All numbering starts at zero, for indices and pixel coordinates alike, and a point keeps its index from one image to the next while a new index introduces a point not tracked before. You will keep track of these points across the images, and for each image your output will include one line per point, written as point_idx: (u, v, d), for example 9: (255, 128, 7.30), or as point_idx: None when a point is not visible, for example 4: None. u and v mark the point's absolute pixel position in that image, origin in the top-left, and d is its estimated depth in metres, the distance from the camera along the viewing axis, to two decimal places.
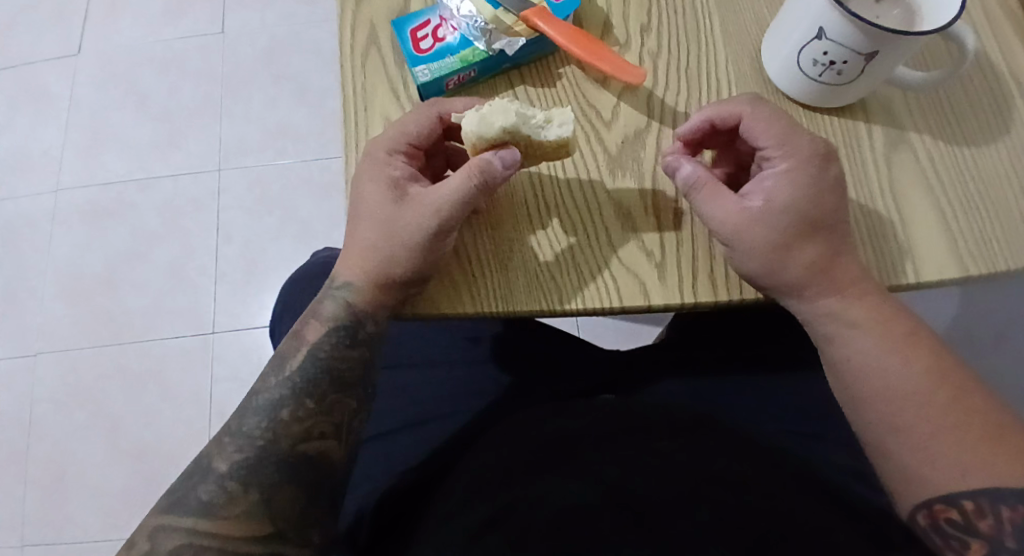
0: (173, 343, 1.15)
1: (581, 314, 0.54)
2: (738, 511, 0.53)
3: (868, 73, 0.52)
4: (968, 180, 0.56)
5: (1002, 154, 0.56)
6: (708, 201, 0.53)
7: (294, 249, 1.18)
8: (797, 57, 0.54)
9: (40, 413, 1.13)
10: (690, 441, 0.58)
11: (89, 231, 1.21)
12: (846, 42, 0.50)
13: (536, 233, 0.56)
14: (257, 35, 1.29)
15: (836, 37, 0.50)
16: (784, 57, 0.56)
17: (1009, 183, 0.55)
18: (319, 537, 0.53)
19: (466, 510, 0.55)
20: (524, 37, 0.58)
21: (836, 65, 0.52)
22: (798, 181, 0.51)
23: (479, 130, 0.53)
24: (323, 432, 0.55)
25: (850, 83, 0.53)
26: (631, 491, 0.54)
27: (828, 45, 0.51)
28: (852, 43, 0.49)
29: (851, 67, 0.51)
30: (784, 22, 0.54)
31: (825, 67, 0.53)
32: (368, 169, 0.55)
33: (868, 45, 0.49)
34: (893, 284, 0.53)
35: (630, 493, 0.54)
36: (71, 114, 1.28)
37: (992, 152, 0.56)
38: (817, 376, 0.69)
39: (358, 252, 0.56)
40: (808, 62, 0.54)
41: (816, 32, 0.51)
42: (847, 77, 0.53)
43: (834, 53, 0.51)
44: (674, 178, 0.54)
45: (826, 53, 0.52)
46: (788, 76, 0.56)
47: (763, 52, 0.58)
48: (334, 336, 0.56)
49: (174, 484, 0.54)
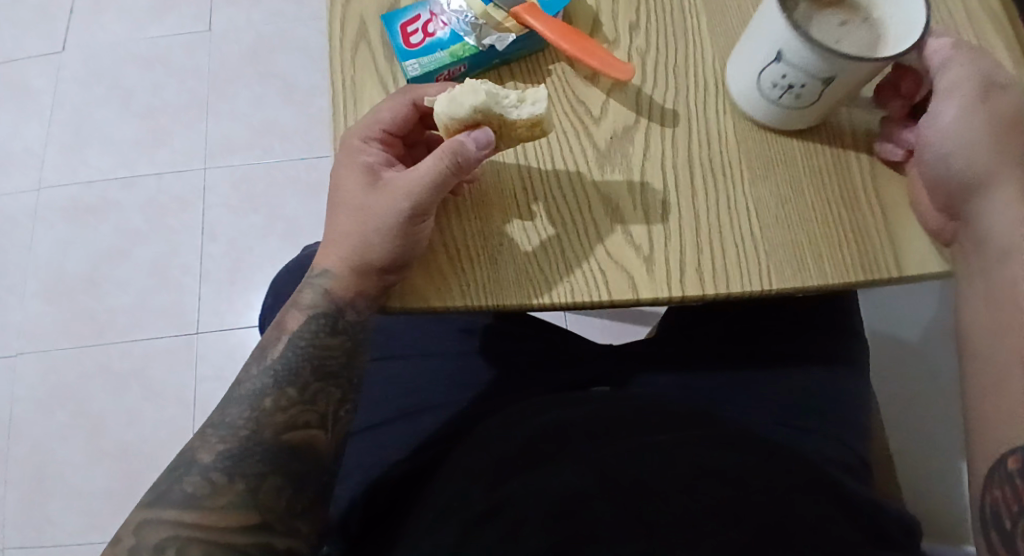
0: (157, 342, 1.14)
1: (568, 306, 0.54)
2: (734, 508, 0.53)
3: (825, 96, 0.52)
4: None
5: None
6: (956, 69, 0.53)
7: (280, 248, 1.18)
8: (756, 78, 0.54)
9: (21, 414, 1.12)
10: (686, 434, 0.59)
11: (71, 230, 1.20)
12: (803, 67, 0.49)
13: (522, 224, 0.56)
14: (243, 32, 1.29)
15: (792, 61, 0.49)
16: (746, 78, 0.55)
17: None
18: (307, 527, 0.54)
19: (465, 500, 0.56)
20: (514, 33, 0.58)
21: (793, 89, 0.52)
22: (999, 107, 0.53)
23: (449, 111, 0.53)
24: (307, 422, 0.55)
25: (809, 106, 0.53)
26: (634, 480, 0.55)
27: (785, 68, 0.51)
28: (809, 67, 0.49)
29: (808, 91, 0.51)
30: (747, 43, 0.54)
31: (784, 90, 0.53)
32: (345, 157, 0.56)
33: (825, 71, 0.49)
34: (877, 279, 0.54)
35: (632, 482, 0.55)
36: (54, 111, 1.26)
37: None
38: (805, 370, 0.69)
39: (338, 241, 0.56)
40: (767, 84, 0.53)
41: (775, 54, 0.50)
42: (805, 101, 0.53)
43: (792, 77, 0.51)
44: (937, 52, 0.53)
45: (784, 75, 0.51)
46: (749, 96, 0.56)
47: (728, 69, 0.58)
48: (313, 325, 0.56)
49: (158, 478, 0.53)
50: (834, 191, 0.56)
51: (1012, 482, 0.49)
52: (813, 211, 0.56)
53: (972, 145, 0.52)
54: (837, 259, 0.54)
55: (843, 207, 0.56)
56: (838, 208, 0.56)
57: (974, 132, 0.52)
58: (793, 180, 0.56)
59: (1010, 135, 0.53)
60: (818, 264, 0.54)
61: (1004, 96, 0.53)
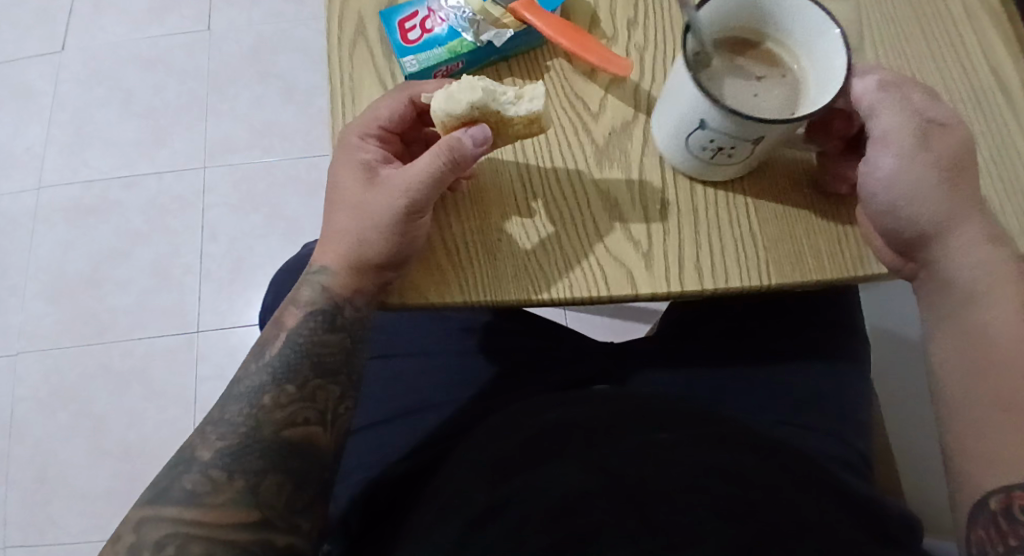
0: (158, 342, 1.14)
1: (567, 302, 0.54)
2: (737, 507, 0.53)
3: (758, 151, 0.50)
4: (985, 146, 0.56)
5: (1008, 124, 0.57)
6: (887, 112, 0.50)
7: (281, 247, 1.18)
8: (683, 140, 0.52)
9: (21, 414, 1.12)
10: (687, 432, 0.59)
11: (72, 230, 1.20)
12: (729, 131, 0.48)
13: (520, 221, 0.56)
14: (244, 33, 1.29)
15: (718, 127, 0.48)
16: (671, 139, 0.54)
17: (1006, 158, 0.56)
18: (307, 523, 0.53)
19: (465, 499, 0.56)
20: (512, 29, 0.58)
21: (724, 149, 0.51)
22: (951, 133, 0.51)
23: (447, 108, 0.53)
24: (306, 419, 0.55)
25: (743, 161, 0.52)
26: (633, 480, 0.54)
27: (713, 133, 0.49)
28: (732, 131, 0.48)
29: (741, 150, 0.50)
30: (666, 105, 0.52)
31: (715, 152, 0.51)
32: (343, 154, 0.56)
33: (752, 133, 0.47)
34: (876, 273, 0.54)
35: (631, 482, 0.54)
36: (54, 112, 1.27)
37: (999, 120, 0.57)
38: (805, 367, 0.69)
39: (335, 239, 0.56)
40: (697, 147, 0.52)
41: (699, 122, 0.49)
42: (738, 158, 0.52)
43: (721, 140, 0.50)
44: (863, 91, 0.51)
45: (712, 140, 0.50)
46: (674, 152, 0.54)
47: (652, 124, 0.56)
48: (312, 322, 0.56)
49: (158, 475, 0.53)
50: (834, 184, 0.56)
51: (995, 522, 0.45)
52: (811, 207, 0.56)
53: (918, 194, 0.50)
54: (836, 254, 0.54)
55: (842, 203, 0.56)
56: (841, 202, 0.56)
57: (921, 181, 0.50)
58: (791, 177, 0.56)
59: (964, 172, 0.51)
60: (817, 259, 0.54)
61: (946, 136, 0.50)
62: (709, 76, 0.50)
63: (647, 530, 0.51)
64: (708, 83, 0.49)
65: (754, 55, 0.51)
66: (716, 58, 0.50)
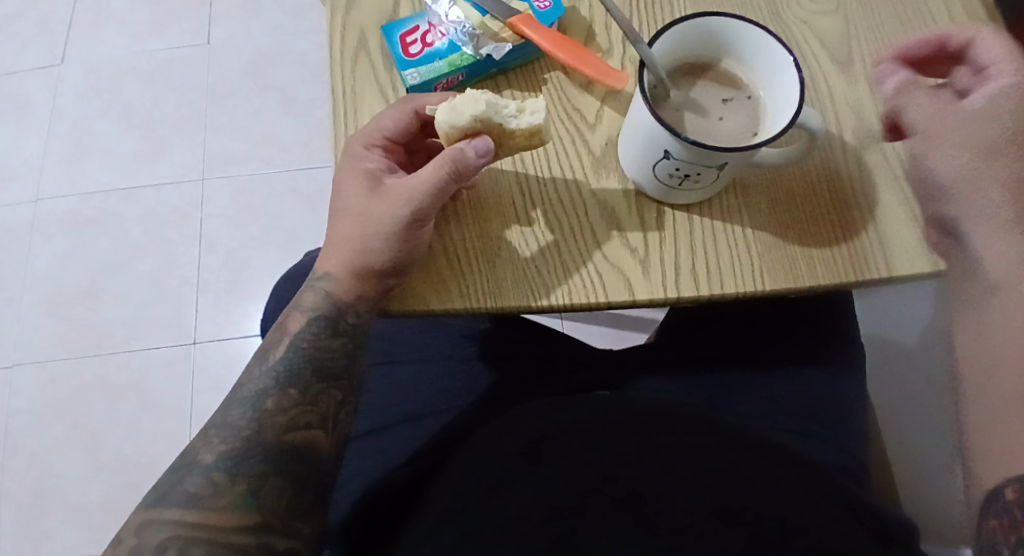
0: (155, 353, 1.15)
1: (566, 308, 0.56)
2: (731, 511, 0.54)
3: (724, 176, 0.52)
4: None
5: None
6: (911, 107, 0.57)
7: (279, 258, 1.19)
8: (651, 168, 0.54)
9: (17, 425, 1.12)
10: (690, 440, 0.59)
11: (69, 241, 1.20)
12: (691, 160, 0.50)
13: (520, 229, 0.57)
14: (243, 46, 1.30)
15: (681, 156, 0.50)
16: (639, 169, 0.55)
17: None
18: (307, 528, 0.54)
19: (465, 507, 0.56)
20: (510, 43, 0.59)
21: (691, 176, 0.52)
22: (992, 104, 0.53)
23: (451, 120, 0.54)
24: (308, 423, 0.55)
25: (710, 186, 0.53)
26: (630, 486, 0.56)
27: (677, 162, 0.51)
28: (695, 159, 0.49)
29: (706, 176, 0.51)
30: (630, 138, 0.54)
31: (682, 179, 0.53)
32: (347, 163, 0.57)
33: (713, 160, 0.49)
34: (868, 279, 0.56)
35: (628, 489, 0.56)
36: (53, 125, 1.27)
37: None
38: (800, 373, 0.70)
39: (339, 247, 0.57)
40: (665, 175, 0.53)
41: (663, 152, 0.51)
42: (705, 183, 0.53)
43: (686, 168, 0.51)
44: (882, 88, 0.60)
45: (678, 169, 0.51)
46: (641, 178, 0.56)
47: (619, 151, 0.57)
48: (315, 327, 0.57)
49: (161, 479, 0.54)
50: (821, 187, 0.58)
51: (1009, 512, 0.45)
52: (800, 212, 0.57)
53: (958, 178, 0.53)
54: (829, 260, 0.56)
55: (833, 209, 0.57)
56: (830, 207, 0.57)
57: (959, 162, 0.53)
58: (785, 186, 0.58)
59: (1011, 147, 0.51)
60: (809, 267, 0.56)
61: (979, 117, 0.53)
62: (667, 109, 0.52)
63: (645, 533, 0.53)
64: (667, 117, 0.51)
65: (710, 86, 0.53)
66: (676, 87, 0.52)
